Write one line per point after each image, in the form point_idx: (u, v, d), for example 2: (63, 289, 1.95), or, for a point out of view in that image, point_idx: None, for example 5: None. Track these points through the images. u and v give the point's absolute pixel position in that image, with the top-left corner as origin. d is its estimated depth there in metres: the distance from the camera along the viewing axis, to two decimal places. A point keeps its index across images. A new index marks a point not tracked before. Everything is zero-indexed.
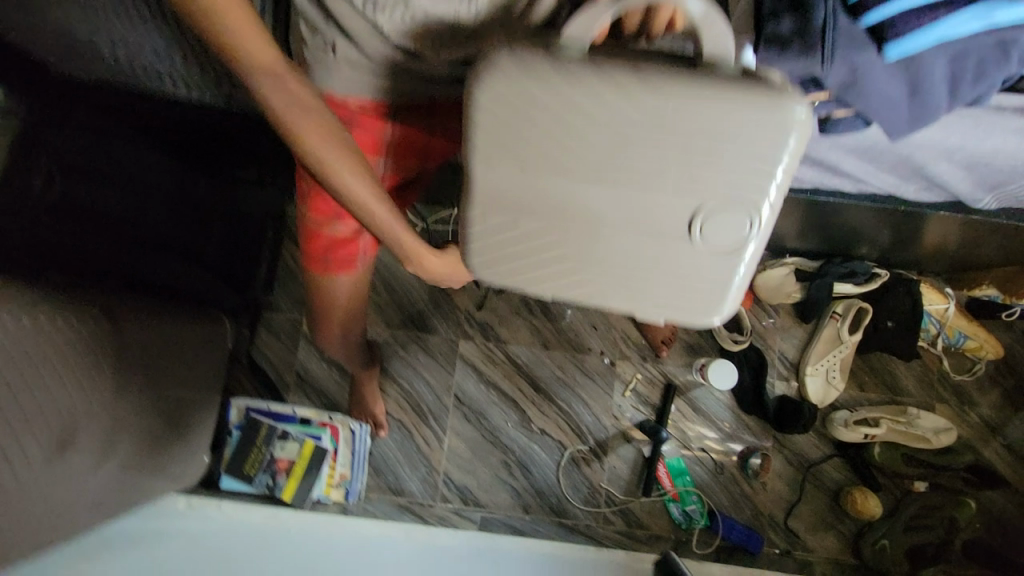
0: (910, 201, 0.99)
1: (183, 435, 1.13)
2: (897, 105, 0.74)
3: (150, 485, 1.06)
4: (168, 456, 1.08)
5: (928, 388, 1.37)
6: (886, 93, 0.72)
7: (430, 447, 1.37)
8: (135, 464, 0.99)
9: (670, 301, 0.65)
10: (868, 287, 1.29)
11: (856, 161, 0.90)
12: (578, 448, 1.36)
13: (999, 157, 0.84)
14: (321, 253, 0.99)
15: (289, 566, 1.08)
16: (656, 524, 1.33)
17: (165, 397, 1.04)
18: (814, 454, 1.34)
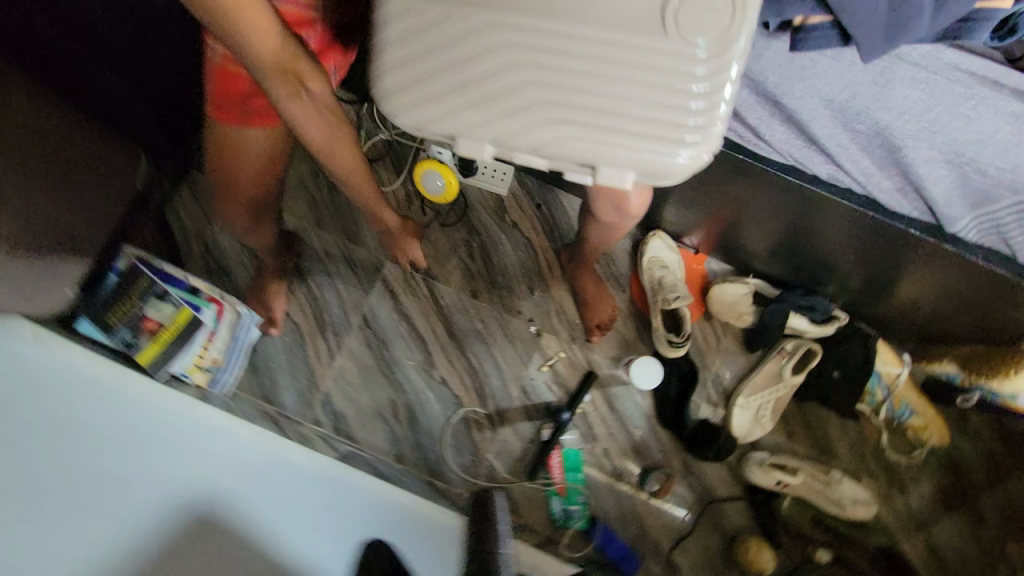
0: (886, 209, 0.87)
1: (48, 251, 1.02)
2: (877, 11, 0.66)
3: None
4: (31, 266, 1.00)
5: (859, 458, 1.26)
6: None
7: (320, 362, 1.25)
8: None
9: (638, 127, 0.58)
10: (825, 328, 1.18)
11: (831, 126, 0.80)
12: (474, 410, 1.24)
13: (988, 151, 0.75)
14: (236, 98, 0.87)
15: (108, 422, 0.94)
16: (531, 515, 1.21)
17: (27, 198, 0.94)
18: (719, 490, 1.23)
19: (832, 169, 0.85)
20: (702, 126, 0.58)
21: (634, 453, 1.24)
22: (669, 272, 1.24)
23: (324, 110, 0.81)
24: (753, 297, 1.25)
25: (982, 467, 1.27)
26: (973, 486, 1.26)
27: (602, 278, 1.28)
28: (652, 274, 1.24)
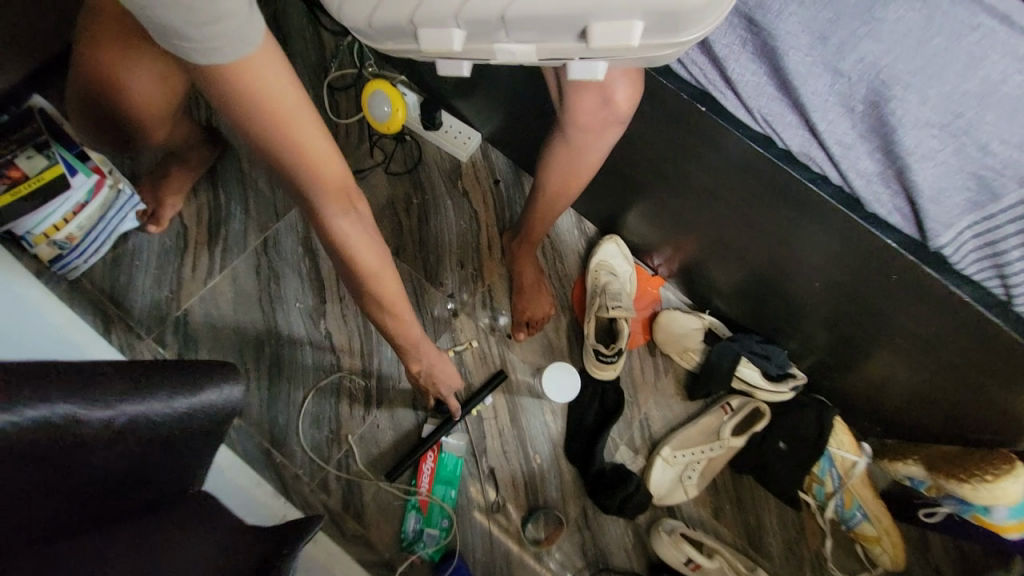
0: (860, 204, 0.68)
1: None
2: None
3: None
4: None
5: (792, 564, 1.02)
6: None
7: (195, 277, 1.06)
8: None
9: None
10: (778, 387, 1.01)
11: (807, 63, 0.62)
12: (351, 379, 1.03)
13: (995, 121, 0.57)
14: None
15: None
16: (377, 526, 0.96)
17: None
18: (616, 559, 0.98)
19: (804, 138, 0.68)
20: None
21: (524, 483, 1.01)
22: (617, 281, 1.09)
23: (372, 232, 0.70)
24: (704, 335, 1.08)
25: None
26: None
27: (542, 272, 1.13)
28: (597, 279, 1.09)
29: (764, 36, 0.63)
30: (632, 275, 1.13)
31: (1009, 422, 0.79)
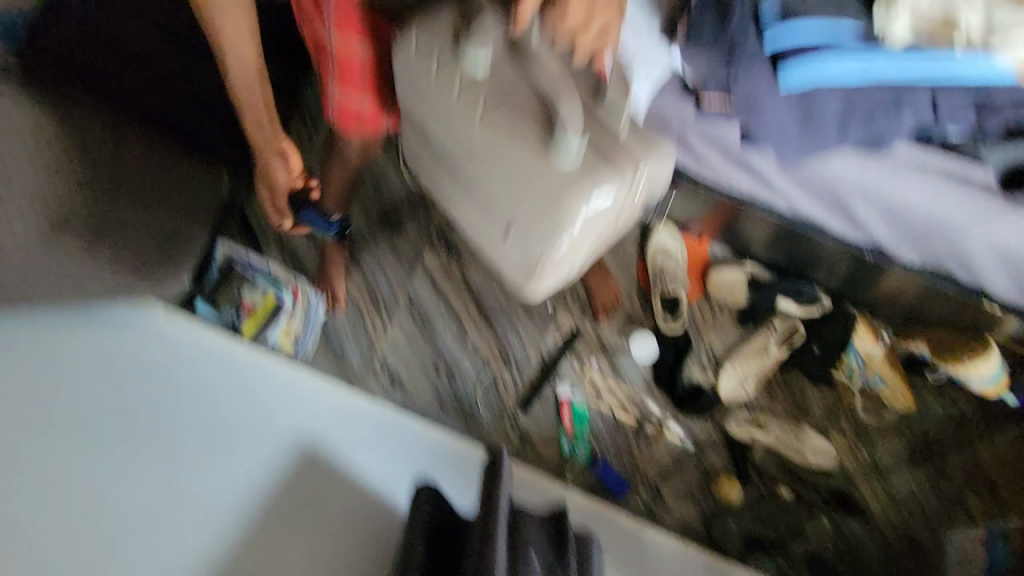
0: (842, 236, 1.16)
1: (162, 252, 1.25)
2: (793, 130, 0.95)
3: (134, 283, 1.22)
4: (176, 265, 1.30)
5: (831, 417, 1.45)
6: (781, 120, 0.94)
7: (376, 332, 1.54)
8: (115, 266, 1.16)
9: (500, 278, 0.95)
10: (808, 310, 1.37)
11: (787, 180, 1.07)
12: (501, 371, 1.53)
13: (912, 208, 1.01)
14: (353, 125, 1.07)
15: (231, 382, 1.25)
16: (547, 450, 1.51)
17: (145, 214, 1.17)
18: (703, 437, 1.48)
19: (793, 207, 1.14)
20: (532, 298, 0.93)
21: (632, 407, 1.50)
22: (671, 259, 1.42)
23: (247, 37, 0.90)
24: (748, 281, 1.42)
25: (941, 431, 1.48)
26: (936, 445, 1.47)
27: (609, 268, 1.48)
28: (656, 261, 1.42)
29: (751, 167, 1.08)
30: (684, 250, 1.44)
31: (974, 312, 1.20)
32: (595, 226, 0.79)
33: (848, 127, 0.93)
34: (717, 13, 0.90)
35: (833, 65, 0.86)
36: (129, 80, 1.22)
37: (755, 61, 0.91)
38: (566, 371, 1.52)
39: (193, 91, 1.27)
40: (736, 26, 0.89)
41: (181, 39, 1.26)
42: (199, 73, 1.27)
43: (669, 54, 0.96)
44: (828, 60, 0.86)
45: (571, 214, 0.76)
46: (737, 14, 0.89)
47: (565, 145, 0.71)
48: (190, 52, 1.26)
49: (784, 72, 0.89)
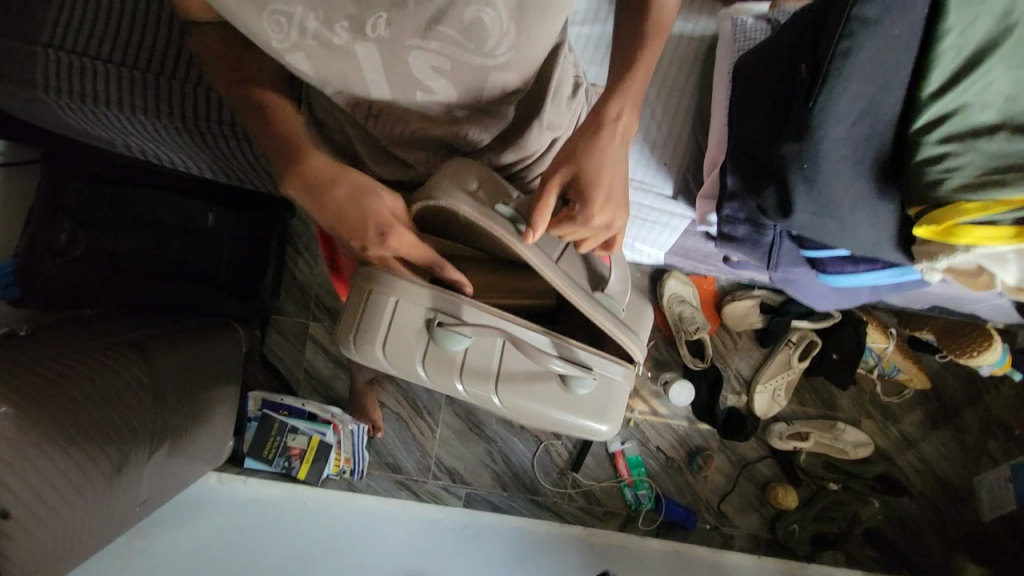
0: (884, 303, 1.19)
1: (196, 441, 1.21)
2: (825, 295, 0.97)
3: (183, 469, 1.20)
4: (189, 440, 1.18)
5: (858, 406, 1.58)
6: (815, 289, 0.97)
7: (425, 437, 1.58)
8: (164, 473, 1.11)
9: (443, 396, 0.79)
10: (821, 324, 1.46)
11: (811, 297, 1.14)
12: (552, 442, 1.57)
13: (943, 296, 1.07)
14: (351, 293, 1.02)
15: (306, 537, 1.26)
16: (611, 502, 1.57)
17: (178, 413, 1.12)
18: (751, 455, 1.57)
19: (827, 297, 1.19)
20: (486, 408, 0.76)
21: (681, 443, 1.57)
22: (687, 305, 1.49)
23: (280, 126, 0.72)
24: (759, 307, 1.50)
25: (955, 391, 1.60)
26: (951, 405, 1.60)
27: None
28: (673, 310, 1.48)
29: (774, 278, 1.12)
30: (694, 292, 1.51)
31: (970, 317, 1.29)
32: (627, 396, 0.76)
33: (878, 291, 0.92)
34: (753, 224, 0.87)
35: (865, 273, 0.84)
36: (120, 282, 1.16)
37: (793, 264, 0.91)
38: (613, 427, 1.57)
39: (197, 271, 1.25)
40: (771, 240, 0.88)
41: (163, 225, 1.19)
42: (194, 252, 1.24)
43: (683, 217, 1.00)
44: (847, 277, 0.86)
45: (600, 410, 0.74)
46: (771, 230, 0.87)
47: (582, 385, 0.71)
48: (177, 235, 1.21)
49: (806, 251, 0.87)
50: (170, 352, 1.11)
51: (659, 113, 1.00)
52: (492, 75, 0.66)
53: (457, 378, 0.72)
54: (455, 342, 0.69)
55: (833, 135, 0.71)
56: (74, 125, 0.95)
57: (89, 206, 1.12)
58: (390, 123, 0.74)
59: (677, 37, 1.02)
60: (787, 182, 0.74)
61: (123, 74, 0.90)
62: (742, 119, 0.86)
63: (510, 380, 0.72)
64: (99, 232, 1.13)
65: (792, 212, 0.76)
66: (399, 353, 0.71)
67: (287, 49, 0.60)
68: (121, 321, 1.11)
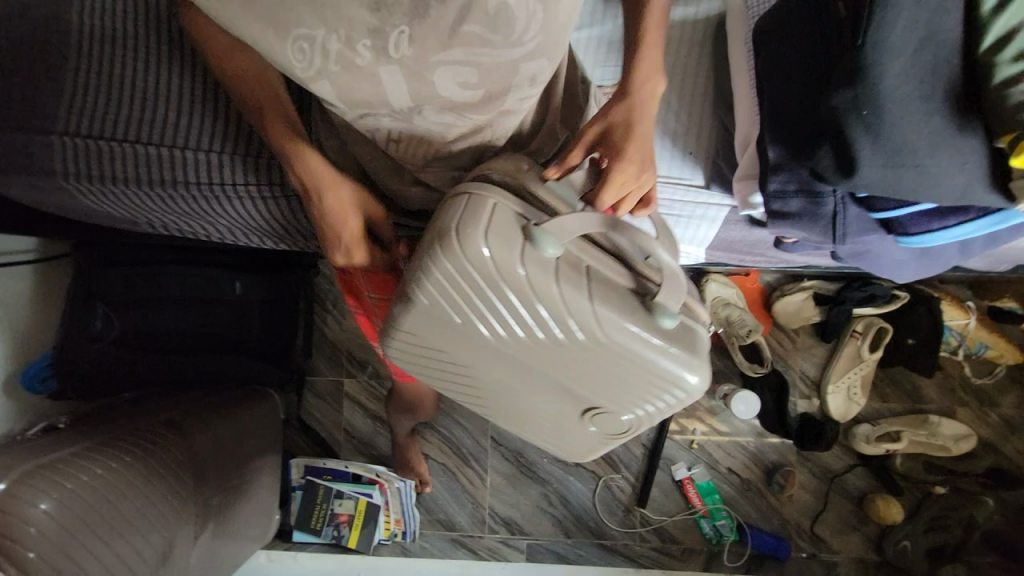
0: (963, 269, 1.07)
1: (242, 518, 1.17)
2: (906, 263, 0.88)
3: (232, 547, 1.15)
4: (236, 517, 1.14)
5: (949, 394, 1.40)
6: (893, 258, 0.87)
7: (475, 487, 1.48)
8: (211, 555, 1.05)
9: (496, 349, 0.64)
10: (889, 308, 1.32)
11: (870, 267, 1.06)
12: (611, 476, 1.44)
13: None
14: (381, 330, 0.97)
15: None
16: (688, 538, 1.42)
17: (220, 491, 1.08)
18: (837, 465, 1.40)
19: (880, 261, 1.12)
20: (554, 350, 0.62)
21: (754, 461, 1.42)
22: (733, 307, 1.38)
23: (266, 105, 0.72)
24: (814, 299, 1.38)
25: None
26: None
27: None
28: (719, 314, 1.37)
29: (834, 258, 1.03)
30: (739, 292, 1.40)
31: None
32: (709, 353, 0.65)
33: (969, 248, 0.83)
34: (806, 195, 0.81)
35: (957, 227, 0.75)
36: (158, 360, 1.18)
37: (862, 232, 0.82)
38: (676, 452, 1.44)
39: (230, 341, 1.26)
40: (833, 209, 0.80)
41: (190, 298, 1.22)
42: (225, 321, 1.25)
43: (722, 204, 0.95)
44: (933, 235, 0.77)
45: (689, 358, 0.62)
46: (832, 198, 0.80)
47: (666, 317, 0.60)
48: (206, 307, 1.23)
49: (879, 214, 0.79)
50: (209, 427, 1.08)
51: (674, 104, 0.96)
52: (523, 66, 0.60)
53: (529, 298, 0.59)
54: (547, 245, 0.57)
55: (892, 72, 0.65)
56: (104, 210, 1.00)
57: (124, 289, 1.17)
58: (414, 145, 0.70)
59: (681, 25, 0.97)
60: (847, 135, 0.68)
61: (136, 153, 0.92)
62: (774, 85, 0.81)
63: (598, 302, 0.59)
64: (133, 312, 1.17)
65: (857, 172, 0.69)
66: (470, 258, 0.58)
67: (311, 77, 0.60)
68: (160, 398, 1.11)
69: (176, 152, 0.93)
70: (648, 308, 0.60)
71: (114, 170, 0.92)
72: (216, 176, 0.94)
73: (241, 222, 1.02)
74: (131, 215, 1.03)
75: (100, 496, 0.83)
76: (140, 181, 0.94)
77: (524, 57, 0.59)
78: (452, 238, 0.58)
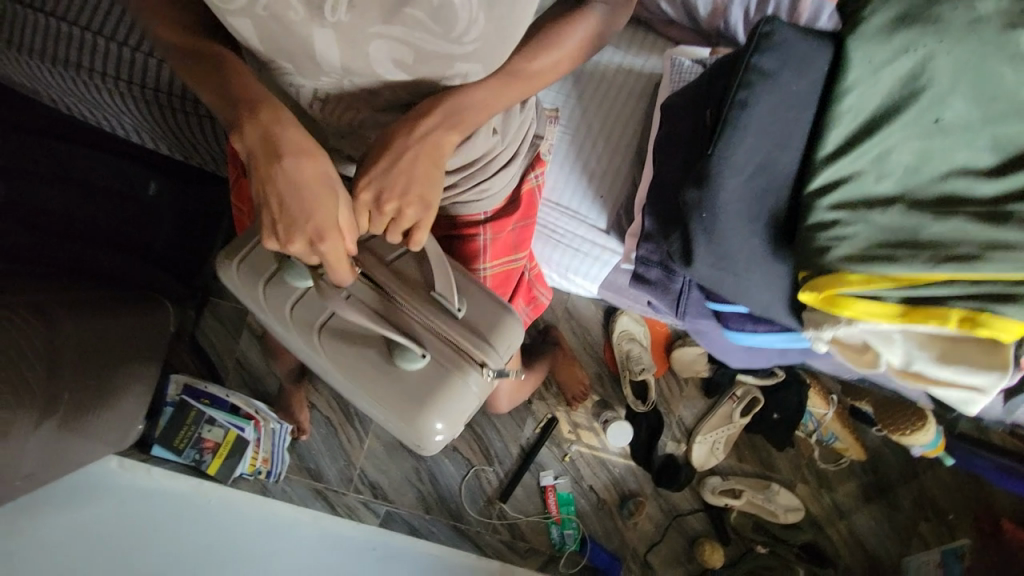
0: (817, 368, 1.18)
1: (98, 423, 1.13)
2: (735, 352, 0.95)
3: (80, 446, 1.11)
4: (91, 419, 1.10)
5: (795, 469, 1.56)
6: (724, 344, 0.94)
7: (352, 446, 1.50)
8: (53, 450, 1.01)
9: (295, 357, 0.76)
10: (766, 381, 1.44)
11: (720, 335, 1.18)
12: (483, 467, 1.51)
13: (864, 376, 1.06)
14: None
15: (207, 539, 1.18)
16: (536, 539, 1.51)
17: (80, 386, 1.05)
18: (683, 506, 1.53)
19: None
20: (327, 373, 0.72)
21: (614, 485, 1.53)
22: (636, 344, 1.46)
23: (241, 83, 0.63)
24: (706, 356, 1.48)
25: (892, 465, 1.59)
26: (887, 480, 1.59)
27: (573, 355, 1.50)
28: (621, 347, 1.46)
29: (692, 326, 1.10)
30: (647, 332, 1.49)
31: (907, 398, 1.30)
32: (468, 402, 0.70)
33: (788, 353, 0.89)
34: (664, 268, 0.86)
35: (765, 335, 0.81)
36: (23, 237, 1.06)
37: (700, 315, 0.88)
38: (547, 460, 1.52)
39: (131, 241, 1.20)
40: (680, 287, 0.87)
41: (93, 185, 1.16)
42: (131, 219, 1.19)
43: (614, 251, 0.99)
44: (746, 336, 0.83)
45: (430, 405, 0.68)
46: (681, 278, 0.86)
47: (412, 360, 0.66)
48: (111, 199, 1.17)
49: (713, 304, 0.84)
50: (82, 321, 1.04)
51: (616, 143, 1.00)
52: (457, 65, 0.61)
53: (293, 322, 0.70)
54: (295, 276, 0.67)
55: (727, 186, 0.73)
56: (34, 77, 1.05)
57: (20, 157, 1.10)
58: (341, 108, 0.69)
59: (628, 71, 1.02)
60: (688, 228, 0.76)
61: (61, 29, 0.98)
62: (665, 157, 0.86)
63: (345, 340, 0.69)
64: (21, 180, 1.09)
65: (692, 263, 0.76)
66: (246, 284, 0.70)
67: (233, 10, 0.55)
68: (26, 277, 1.01)
69: (100, 40, 0.97)
70: (389, 353, 0.68)
71: (50, 48, 0.98)
72: (137, 77, 0.99)
73: (142, 120, 1.06)
74: (67, 98, 1.10)
75: None
76: (70, 66, 0.99)
77: (459, 57, 0.60)
78: (234, 262, 0.70)
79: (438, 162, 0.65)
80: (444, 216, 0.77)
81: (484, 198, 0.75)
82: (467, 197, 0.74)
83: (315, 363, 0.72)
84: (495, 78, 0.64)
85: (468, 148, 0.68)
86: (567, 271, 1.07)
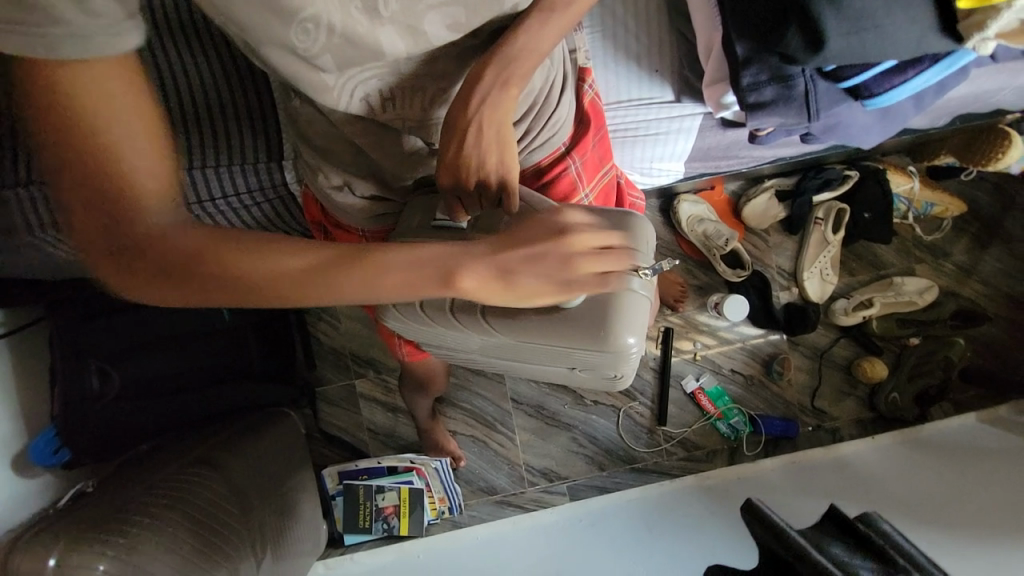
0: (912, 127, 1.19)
1: (296, 534, 1.18)
2: (870, 129, 0.99)
3: (293, 562, 1.16)
4: (289, 539, 1.14)
5: (905, 254, 1.55)
6: (861, 122, 0.97)
7: (507, 448, 1.53)
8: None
9: (482, 355, 0.80)
10: (843, 189, 1.45)
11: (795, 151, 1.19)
12: (630, 405, 1.53)
13: (951, 103, 1.08)
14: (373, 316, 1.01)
15: None
16: (709, 442, 1.53)
17: (271, 507, 1.09)
18: (824, 342, 1.53)
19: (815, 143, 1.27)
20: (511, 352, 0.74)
21: (752, 357, 1.53)
22: (707, 222, 1.46)
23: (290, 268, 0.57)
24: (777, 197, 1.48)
25: (991, 206, 1.57)
26: (993, 221, 1.57)
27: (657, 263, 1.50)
28: (696, 231, 1.46)
29: (777, 148, 1.13)
30: (710, 207, 1.48)
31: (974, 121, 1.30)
32: (641, 308, 0.64)
33: (923, 100, 0.95)
34: (779, 82, 0.87)
35: (915, 78, 0.87)
36: (159, 410, 1.14)
37: (834, 104, 0.90)
38: (684, 367, 1.53)
39: (228, 372, 1.22)
40: (805, 87, 0.87)
41: (182, 335, 1.18)
42: (223, 350, 1.22)
43: (690, 117, 1.03)
44: (900, 88, 0.88)
45: (608, 327, 0.64)
46: (801, 78, 0.87)
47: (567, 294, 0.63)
48: (198, 341, 1.19)
49: (847, 83, 0.87)
50: (243, 458, 1.07)
51: (620, 33, 1.00)
52: None
53: (460, 324, 0.72)
54: None
55: None
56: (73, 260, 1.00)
57: (107, 343, 1.11)
58: (408, 99, 0.70)
59: None
60: (812, 12, 0.76)
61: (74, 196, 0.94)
62: None
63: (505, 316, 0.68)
64: (128, 363, 1.12)
65: (824, 44, 0.77)
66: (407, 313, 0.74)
67: (313, 55, 0.60)
68: (173, 447, 1.07)
69: None
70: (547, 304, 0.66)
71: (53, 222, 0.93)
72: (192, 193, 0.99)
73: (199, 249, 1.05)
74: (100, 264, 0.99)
75: (150, 557, 0.82)
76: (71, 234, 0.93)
77: None
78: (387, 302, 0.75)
79: (506, 119, 0.68)
80: (527, 169, 0.79)
81: (553, 133, 0.77)
82: (540, 140, 0.76)
83: (499, 349, 0.74)
84: (538, 12, 0.66)
85: (528, 91, 0.71)
86: (647, 165, 1.12)
